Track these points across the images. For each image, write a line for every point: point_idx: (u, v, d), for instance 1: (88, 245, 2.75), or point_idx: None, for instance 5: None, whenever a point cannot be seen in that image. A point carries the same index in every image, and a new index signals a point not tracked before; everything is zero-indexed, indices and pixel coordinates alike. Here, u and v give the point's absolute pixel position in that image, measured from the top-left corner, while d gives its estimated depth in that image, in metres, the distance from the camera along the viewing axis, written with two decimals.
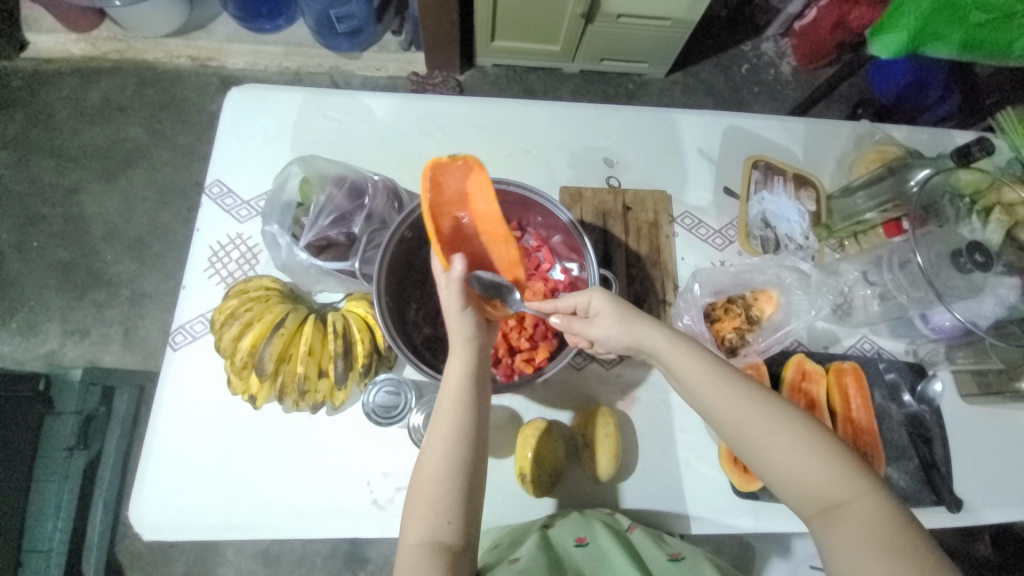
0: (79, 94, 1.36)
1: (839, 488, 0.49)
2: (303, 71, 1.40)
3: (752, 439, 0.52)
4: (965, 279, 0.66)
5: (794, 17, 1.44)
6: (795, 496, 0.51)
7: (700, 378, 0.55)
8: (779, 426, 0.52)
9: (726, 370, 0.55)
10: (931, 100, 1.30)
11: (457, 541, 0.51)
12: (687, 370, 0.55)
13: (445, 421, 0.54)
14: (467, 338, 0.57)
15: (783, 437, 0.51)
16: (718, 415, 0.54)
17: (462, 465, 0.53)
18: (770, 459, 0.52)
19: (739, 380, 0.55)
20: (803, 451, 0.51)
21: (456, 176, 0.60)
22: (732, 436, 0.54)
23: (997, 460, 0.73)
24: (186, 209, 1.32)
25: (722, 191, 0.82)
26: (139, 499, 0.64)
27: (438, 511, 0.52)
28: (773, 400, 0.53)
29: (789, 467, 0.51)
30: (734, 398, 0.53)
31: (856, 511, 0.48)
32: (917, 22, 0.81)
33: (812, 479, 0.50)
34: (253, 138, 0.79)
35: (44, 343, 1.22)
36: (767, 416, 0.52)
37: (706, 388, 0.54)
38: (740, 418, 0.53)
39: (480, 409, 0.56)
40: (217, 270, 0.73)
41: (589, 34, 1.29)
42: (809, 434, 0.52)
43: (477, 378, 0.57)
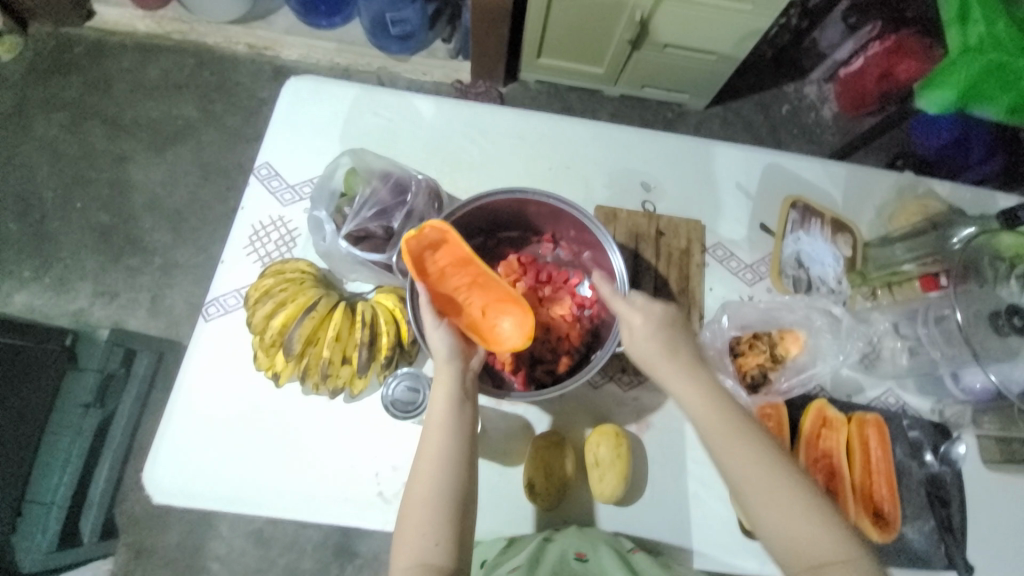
0: (139, 68, 1.43)
1: (828, 549, 0.51)
2: (353, 68, 1.45)
3: (756, 493, 0.53)
4: (1000, 341, 0.65)
5: (840, 64, 1.45)
6: (784, 551, 0.52)
7: (713, 422, 0.56)
8: (783, 487, 0.53)
9: (740, 417, 0.56)
10: (974, 161, 1.29)
11: (447, 562, 0.52)
12: (703, 414, 0.56)
13: (432, 444, 0.56)
14: (447, 362, 0.58)
15: (784, 493, 0.53)
16: (727, 464, 0.55)
17: (450, 487, 0.54)
18: (768, 513, 0.53)
19: (749, 430, 0.55)
20: (800, 508, 0.52)
21: (432, 236, 0.60)
22: (735, 482, 0.54)
23: (1018, 534, 0.71)
24: (226, 188, 1.36)
25: (757, 227, 0.82)
26: (154, 463, 0.66)
27: (426, 533, 0.52)
28: (780, 457, 0.55)
29: (784, 524, 0.52)
30: (743, 449, 0.54)
31: (843, 572, 0.50)
32: (968, 80, 0.84)
33: (807, 538, 0.51)
34: (305, 127, 0.82)
35: (75, 300, 1.26)
36: (772, 470, 0.54)
37: (721, 434, 0.55)
38: (747, 469, 0.54)
39: (465, 433, 0.57)
40: (255, 248, 0.76)
41: (634, 60, 1.31)
42: (806, 494, 0.53)
43: (461, 400, 0.58)
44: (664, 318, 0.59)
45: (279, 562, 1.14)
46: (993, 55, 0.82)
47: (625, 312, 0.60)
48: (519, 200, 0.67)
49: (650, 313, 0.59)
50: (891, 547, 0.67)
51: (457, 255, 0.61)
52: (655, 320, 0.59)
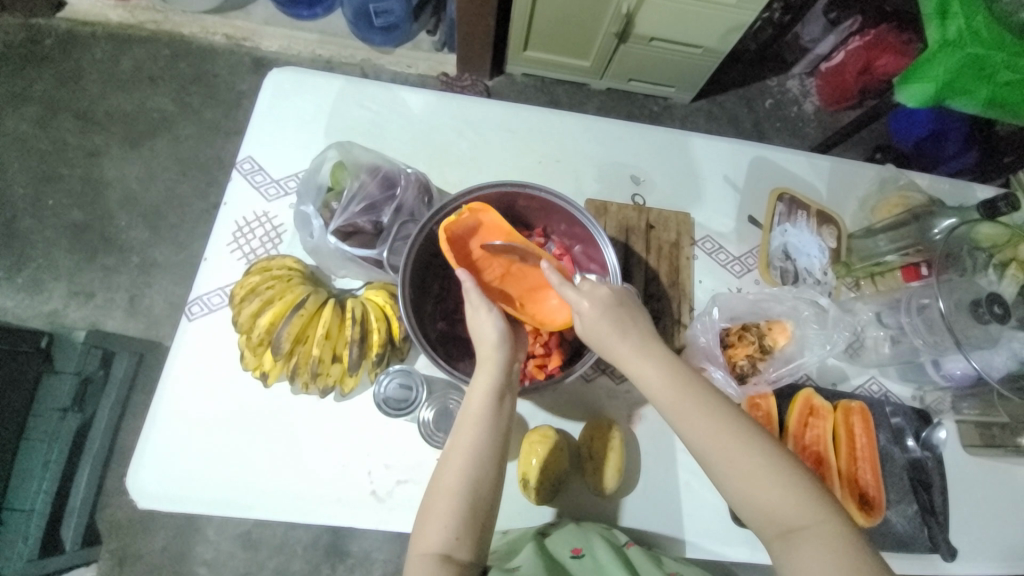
0: (112, 59, 1.38)
1: (797, 514, 0.49)
2: (335, 60, 1.41)
3: (719, 460, 0.52)
4: (983, 330, 0.67)
5: (822, 58, 1.46)
6: (756, 519, 0.51)
7: (670, 394, 0.55)
8: (746, 451, 0.51)
9: (697, 385, 0.55)
10: (947, 155, 1.32)
11: (466, 556, 0.51)
12: (656, 388, 0.55)
13: (468, 435, 0.55)
14: (494, 350, 0.58)
15: (749, 459, 0.51)
16: (685, 432, 0.54)
17: (479, 482, 0.54)
18: (732, 482, 0.51)
19: (706, 398, 0.54)
20: (765, 474, 0.51)
21: (467, 224, 0.63)
22: (696, 451, 0.53)
23: (994, 515, 0.73)
24: (205, 183, 1.32)
25: (745, 220, 0.83)
26: (138, 467, 0.64)
27: (449, 525, 0.52)
28: (742, 423, 0.53)
29: (749, 492, 0.51)
30: (702, 419, 0.53)
31: (815, 537, 0.48)
32: (946, 74, 0.86)
33: (775, 504, 0.50)
34: (289, 120, 0.80)
35: (48, 301, 1.22)
36: (732, 437, 0.52)
37: (676, 406, 0.54)
38: (707, 439, 0.52)
39: (501, 429, 0.56)
40: (239, 245, 0.74)
41: (621, 54, 1.31)
42: (774, 459, 0.51)
43: (502, 394, 0.57)
44: (609, 299, 0.58)
45: (268, 564, 1.12)
46: (971, 49, 0.84)
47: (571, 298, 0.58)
48: (512, 192, 0.66)
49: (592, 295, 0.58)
50: (877, 531, 0.69)
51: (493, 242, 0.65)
52: (596, 301, 0.58)
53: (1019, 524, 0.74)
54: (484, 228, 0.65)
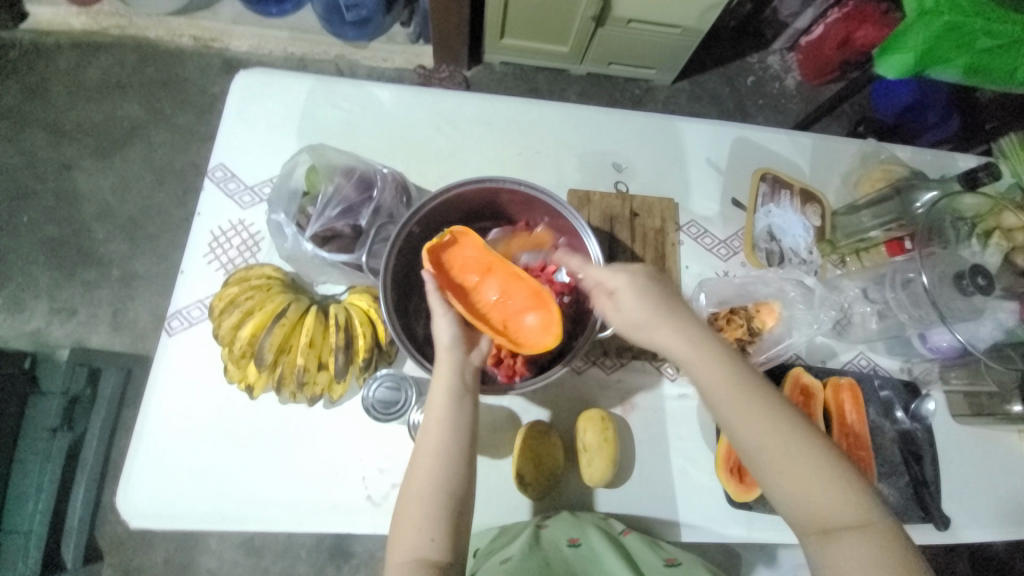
0: (77, 68, 1.33)
1: (842, 512, 0.49)
2: (309, 58, 1.38)
3: (771, 454, 0.51)
4: (966, 301, 0.67)
5: (801, 32, 1.45)
6: (798, 515, 0.51)
7: (720, 386, 0.54)
8: (799, 447, 0.51)
9: (749, 378, 0.54)
10: (930, 124, 1.32)
11: (444, 559, 0.51)
12: (711, 378, 0.54)
13: (432, 438, 0.54)
14: (449, 352, 0.57)
15: (800, 456, 0.51)
16: (736, 426, 0.53)
17: (449, 483, 0.53)
18: (780, 475, 0.51)
19: (763, 393, 0.53)
20: (815, 471, 0.50)
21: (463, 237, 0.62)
22: (744, 446, 0.53)
23: (984, 480, 0.75)
24: (183, 191, 1.29)
25: (729, 202, 0.82)
26: (127, 487, 0.63)
27: (422, 529, 0.51)
28: (795, 418, 0.53)
29: (798, 489, 0.50)
30: (751, 413, 0.52)
31: (861, 536, 0.48)
32: (925, 44, 0.86)
33: (823, 501, 0.50)
34: (259, 124, 0.78)
35: (30, 320, 1.19)
36: (782, 434, 0.52)
37: (726, 398, 0.53)
38: (761, 430, 0.52)
39: (465, 428, 0.55)
40: (217, 255, 0.72)
41: (599, 37, 1.29)
42: (824, 458, 0.51)
43: (462, 392, 0.56)
44: (640, 283, 0.58)
45: (273, 569, 1.12)
46: (950, 17, 0.82)
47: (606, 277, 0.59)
48: (491, 187, 0.65)
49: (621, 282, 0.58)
50: None
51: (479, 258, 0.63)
52: (635, 287, 0.58)
53: (1008, 488, 0.75)
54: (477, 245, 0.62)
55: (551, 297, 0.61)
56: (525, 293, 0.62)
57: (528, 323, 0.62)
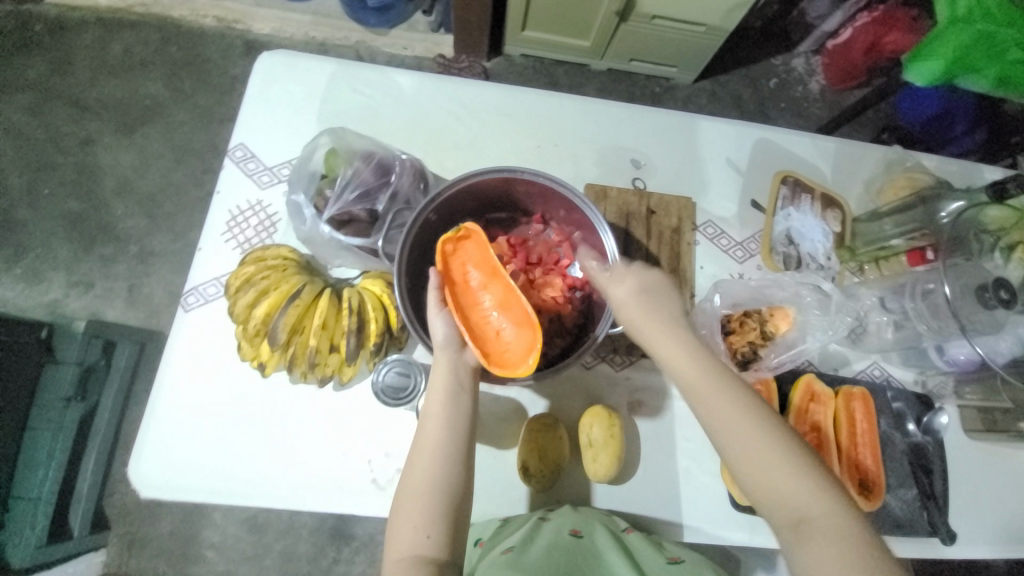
0: (102, 44, 1.35)
1: (812, 505, 0.48)
2: (329, 43, 1.38)
3: (736, 442, 0.51)
4: (988, 315, 0.66)
5: (829, 35, 1.42)
6: (768, 506, 0.50)
7: (689, 373, 0.55)
8: (764, 434, 0.51)
9: (716, 366, 0.55)
10: (954, 135, 1.29)
11: (440, 556, 0.51)
12: (681, 365, 0.55)
13: (429, 435, 0.55)
14: (444, 351, 0.58)
15: (764, 444, 0.51)
16: (703, 413, 0.54)
17: (445, 480, 0.54)
18: (746, 464, 0.51)
19: (729, 381, 0.54)
20: (780, 460, 0.50)
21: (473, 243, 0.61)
22: (712, 434, 0.53)
23: (994, 498, 0.73)
24: (200, 170, 1.30)
25: (748, 204, 0.81)
26: (139, 457, 0.64)
27: (418, 526, 0.52)
28: (761, 407, 0.53)
29: (762, 478, 0.50)
30: (722, 403, 0.53)
31: (827, 527, 0.47)
32: (955, 52, 0.84)
33: (788, 491, 0.49)
34: (280, 105, 0.78)
35: (48, 291, 1.22)
36: (750, 423, 0.52)
37: (696, 387, 0.54)
38: (726, 417, 0.52)
39: (461, 426, 0.56)
40: (234, 235, 0.73)
41: (622, 33, 1.27)
42: (789, 448, 0.51)
43: (458, 390, 0.57)
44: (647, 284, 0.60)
45: (275, 547, 1.14)
46: (981, 26, 0.81)
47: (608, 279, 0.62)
48: (509, 178, 0.64)
49: (628, 283, 0.60)
50: (875, 516, 0.69)
51: (482, 264, 0.61)
52: (637, 283, 0.60)
53: (1018, 506, 0.74)
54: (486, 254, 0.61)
55: (540, 326, 0.57)
56: (519, 314, 0.59)
57: (512, 345, 0.58)
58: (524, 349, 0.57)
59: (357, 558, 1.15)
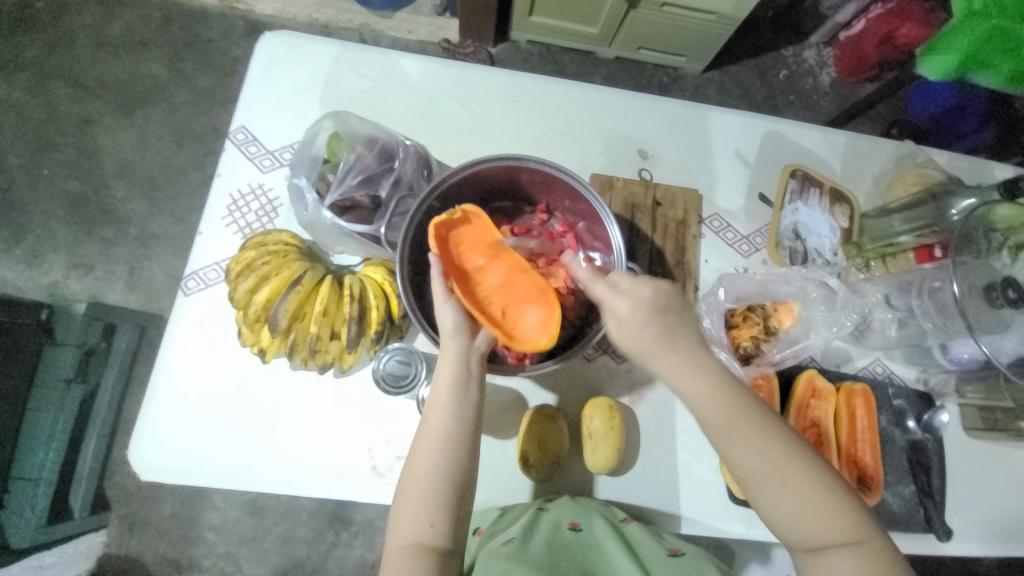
0: (102, 22, 1.32)
1: (834, 532, 0.49)
2: (333, 25, 1.35)
3: (762, 477, 0.50)
4: (994, 314, 0.65)
5: (841, 27, 1.40)
6: (789, 533, 0.50)
7: (713, 411, 0.51)
8: (789, 466, 0.50)
9: (741, 401, 0.52)
10: (966, 131, 1.27)
11: (442, 544, 0.52)
12: (705, 404, 0.52)
13: (433, 424, 0.55)
14: (452, 338, 0.57)
15: (789, 477, 0.50)
16: (727, 448, 0.51)
17: (450, 470, 0.53)
18: (771, 497, 0.50)
19: (753, 415, 0.51)
20: (804, 492, 0.50)
21: (467, 221, 0.61)
22: (736, 468, 0.51)
23: (991, 496, 0.74)
24: (201, 153, 1.29)
25: (756, 197, 0.80)
26: (139, 441, 0.64)
27: (422, 513, 0.52)
28: (783, 436, 0.51)
29: (787, 510, 0.50)
30: (747, 439, 0.51)
31: (847, 552, 0.49)
32: (968, 47, 0.82)
33: (813, 522, 0.49)
34: (283, 88, 0.77)
35: (49, 273, 1.21)
36: (775, 456, 0.50)
37: (722, 424, 0.51)
38: (752, 453, 0.51)
39: (467, 416, 0.55)
40: (235, 219, 0.72)
41: (631, 20, 1.25)
42: (813, 477, 0.50)
43: (465, 380, 0.56)
44: (653, 300, 0.53)
45: (274, 530, 1.15)
46: (997, 21, 0.79)
47: (610, 298, 0.54)
48: (513, 165, 0.63)
49: (636, 300, 0.53)
50: (873, 511, 0.69)
51: (484, 244, 0.61)
52: (644, 304, 0.53)
53: (1015, 505, 0.74)
54: (481, 232, 0.61)
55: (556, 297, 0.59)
56: (528, 288, 0.60)
57: (528, 320, 0.59)
58: (542, 322, 0.59)
59: (356, 543, 1.16)
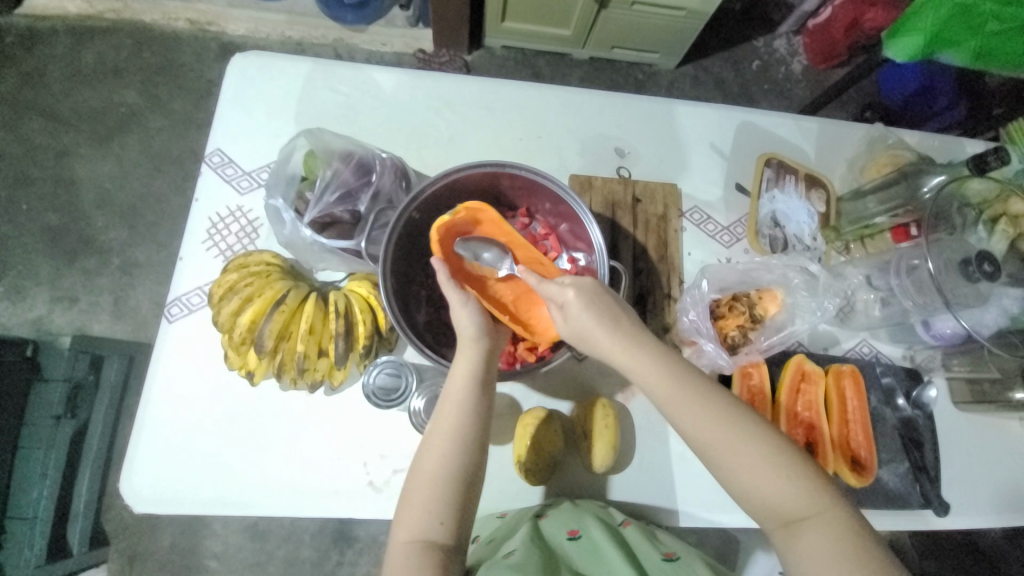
0: (72, 53, 1.31)
1: (800, 502, 0.49)
2: (307, 42, 1.35)
3: (722, 453, 0.51)
4: (972, 288, 0.66)
5: (809, 15, 1.42)
6: (760, 509, 0.50)
7: (664, 389, 0.53)
8: (747, 441, 0.51)
9: (691, 378, 0.53)
10: (938, 108, 1.29)
11: (449, 542, 0.51)
12: (654, 385, 0.53)
13: (447, 421, 0.54)
14: (476, 340, 0.57)
15: (750, 453, 0.50)
16: (684, 427, 0.52)
17: (461, 468, 0.53)
18: (735, 475, 0.50)
19: (706, 392, 0.53)
20: (766, 467, 0.50)
21: (464, 224, 0.62)
22: (696, 448, 0.52)
23: (985, 468, 0.75)
24: (181, 178, 1.28)
25: (733, 188, 0.81)
26: (130, 472, 0.64)
27: (432, 511, 0.52)
28: (739, 411, 0.52)
29: (751, 484, 0.50)
30: (704, 416, 0.51)
31: (819, 525, 0.48)
32: (933, 27, 0.84)
33: (780, 496, 0.49)
34: (257, 108, 0.76)
35: (32, 308, 1.19)
36: (731, 429, 0.51)
37: (675, 403, 0.52)
38: (708, 430, 0.51)
39: (482, 416, 0.55)
40: (215, 242, 0.72)
41: (602, 20, 1.26)
42: (776, 452, 0.50)
43: (483, 382, 0.56)
44: (594, 290, 0.55)
45: (277, 553, 1.14)
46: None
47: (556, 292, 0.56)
48: (493, 172, 0.64)
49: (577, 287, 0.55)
50: (870, 491, 0.70)
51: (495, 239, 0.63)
52: (583, 292, 0.55)
53: (1008, 473, 0.75)
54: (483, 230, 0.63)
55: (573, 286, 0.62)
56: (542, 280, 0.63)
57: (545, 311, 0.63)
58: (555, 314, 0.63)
59: (361, 560, 1.15)
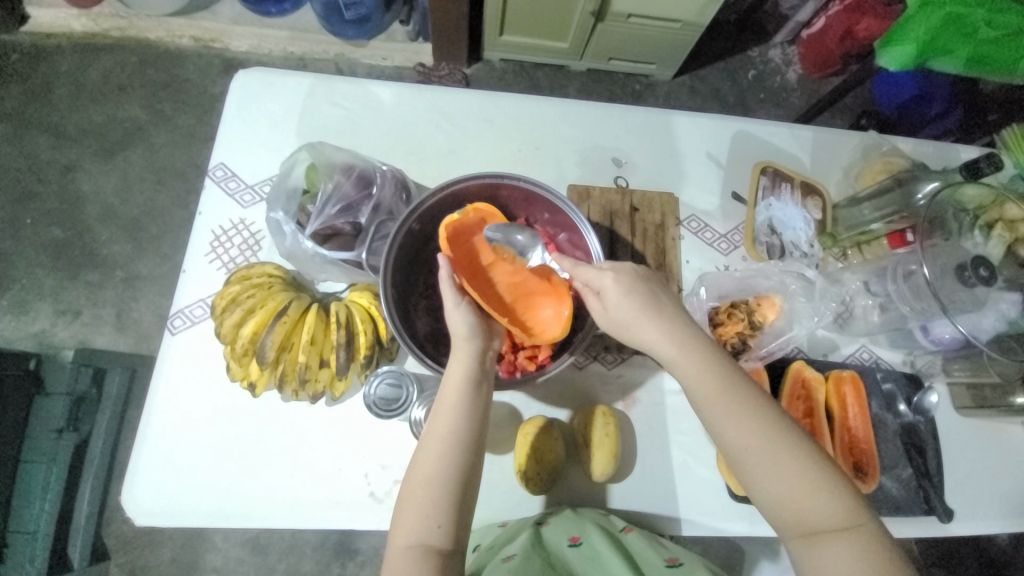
0: (78, 70, 1.34)
1: (828, 516, 0.49)
2: (309, 57, 1.38)
3: (756, 458, 0.51)
4: (968, 293, 0.67)
5: (803, 25, 1.44)
6: (784, 516, 0.50)
7: (709, 391, 0.53)
8: (785, 448, 0.51)
9: (737, 383, 0.53)
10: (933, 115, 1.30)
11: (446, 545, 0.51)
12: (697, 385, 0.54)
13: (443, 423, 0.54)
14: (466, 340, 0.57)
15: (783, 462, 0.50)
16: (721, 429, 0.52)
17: (456, 469, 0.53)
18: (766, 480, 0.51)
19: (748, 398, 0.53)
20: (798, 477, 0.50)
21: (473, 226, 0.64)
22: (731, 450, 0.52)
23: (989, 474, 0.74)
24: (184, 191, 1.30)
25: (729, 196, 0.82)
26: (132, 485, 0.64)
27: (429, 514, 0.52)
28: (779, 420, 0.52)
29: (780, 491, 0.50)
30: (743, 420, 0.52)
31: (843, 540, 0.48)
32: (926, 34, 0.85)
33: (807, 506, 0.49)
34: (259, 123, 0.78)
35: (35, 322, 1.20)
36: (769, 437, 0.51)
37: (718, 404, 0.53)
38: (745, 434, 0.51)
39: (477, 416, 0.55)
40: (218, 255, 0.72)
41: (599, 33, 1.28)
42: (809, 463, 0.50)
43: (477, 380, 0.56)
44: (635, 276, 0.57)
45: (279, 567, 1.13)
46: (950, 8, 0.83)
47: (597, 277, 0.57)
48: (491, 183, 0.65)
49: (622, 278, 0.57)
50: (874, 497, 0.70)
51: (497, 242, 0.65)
52: (629, 283, 0.56)
53: (1012, 479, 0.75)
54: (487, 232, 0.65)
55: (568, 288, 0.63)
56: (537, 285, 0.65)
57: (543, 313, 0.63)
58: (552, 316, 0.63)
59: (363, 573, 1.14)
